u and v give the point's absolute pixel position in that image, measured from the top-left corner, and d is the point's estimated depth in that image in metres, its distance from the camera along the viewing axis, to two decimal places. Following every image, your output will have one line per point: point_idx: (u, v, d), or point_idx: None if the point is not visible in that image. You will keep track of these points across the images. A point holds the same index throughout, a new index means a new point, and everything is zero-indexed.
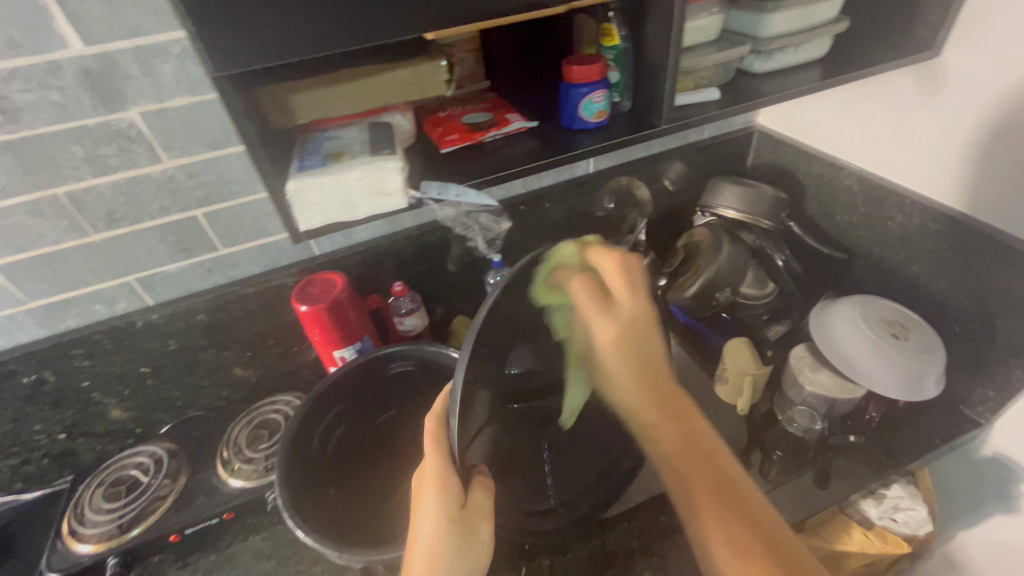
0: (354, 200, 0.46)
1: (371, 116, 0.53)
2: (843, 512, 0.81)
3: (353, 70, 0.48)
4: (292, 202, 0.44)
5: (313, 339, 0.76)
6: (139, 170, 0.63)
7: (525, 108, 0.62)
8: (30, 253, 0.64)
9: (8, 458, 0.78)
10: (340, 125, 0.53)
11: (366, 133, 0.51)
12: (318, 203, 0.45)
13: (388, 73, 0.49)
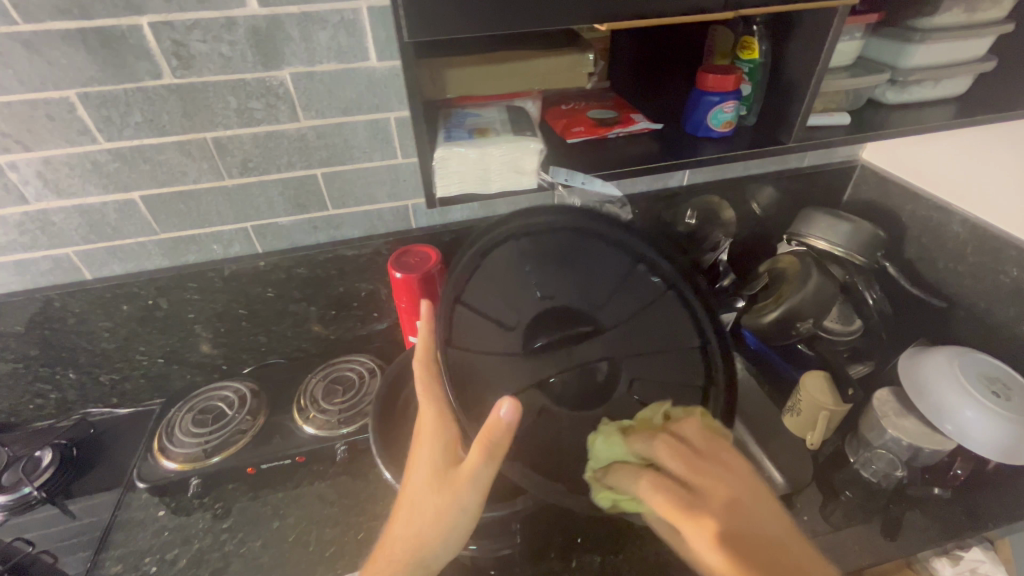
0: (490, 174, 0.49)
1: (507, 99, 0.56)
2: (908, 568, 0.77)
3: (504, 55, 0.50)
4: (436, 168, 0.48)
5: (400, 306, 0.80)
6: (278, 126, 0.68)
7: (646, 111, 0.64)
8: (171, 189, 0.70)
9: (112, 373, 0.85)
10: (479, 104, 0.55)
11: (505, 114, 0.53)
12: (458, 172, 0.48)
13: (536, 62, 0.50)
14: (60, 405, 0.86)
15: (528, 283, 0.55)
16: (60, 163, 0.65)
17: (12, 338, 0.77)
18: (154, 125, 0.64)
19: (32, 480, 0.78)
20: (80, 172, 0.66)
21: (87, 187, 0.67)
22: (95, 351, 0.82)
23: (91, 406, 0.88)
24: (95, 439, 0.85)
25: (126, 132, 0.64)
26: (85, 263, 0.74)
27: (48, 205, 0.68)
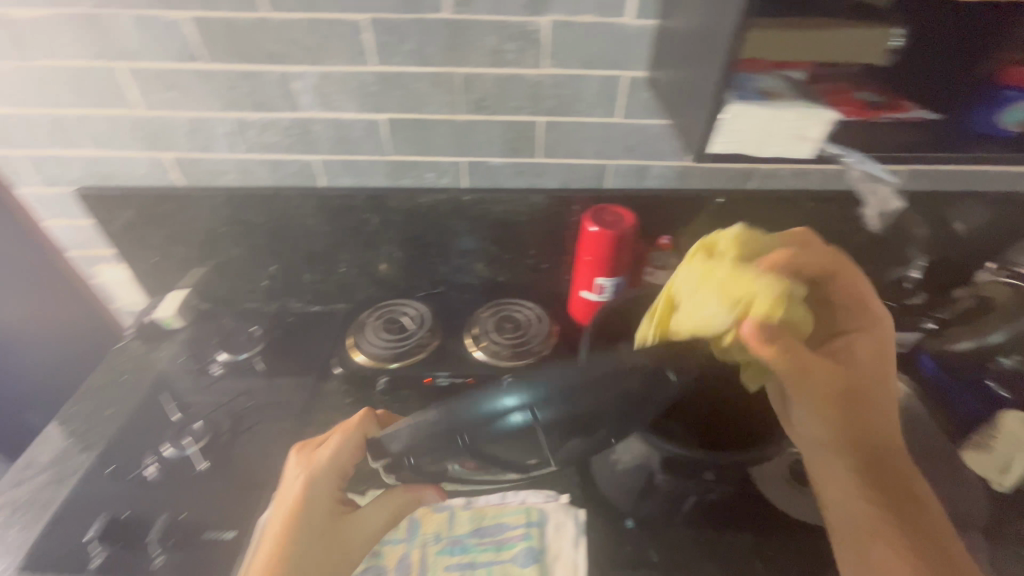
0: (771, 139, 0.50)
1: (781, 67, 0.55)
2: None
3: (818, 20, 0.49)
4: (723, 128, 0.50)
5: (582, 260, 0.83)
6: (522, 70, 0.73)
7: (921, 98, 0.61)
8: (412, 116, 0.77)
9: (314, 274, 0.97)
10: (757, 68, 0.54)
11: (788, 83, 0.52)
12: (741, 133, 0.50)
13: (850, 31, 0.49)
14: (267, 292, 1.00)
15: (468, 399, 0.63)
16: (335, 79, 0.73)
17: (253, 227, 0.90)
18: (420, 55, 0.71)
19: (247, 349, 0.91)
20: (347, 89, 0.75)
21: (349, 103, 0.76)
22: (307, 251, 0.94)
23: (290, 300, 1.00)
24: (292, 327, 0.97)
25: (395, 59, 0.71)
26: (324, 172, 0.84)
27: (313, 115, 0.77)
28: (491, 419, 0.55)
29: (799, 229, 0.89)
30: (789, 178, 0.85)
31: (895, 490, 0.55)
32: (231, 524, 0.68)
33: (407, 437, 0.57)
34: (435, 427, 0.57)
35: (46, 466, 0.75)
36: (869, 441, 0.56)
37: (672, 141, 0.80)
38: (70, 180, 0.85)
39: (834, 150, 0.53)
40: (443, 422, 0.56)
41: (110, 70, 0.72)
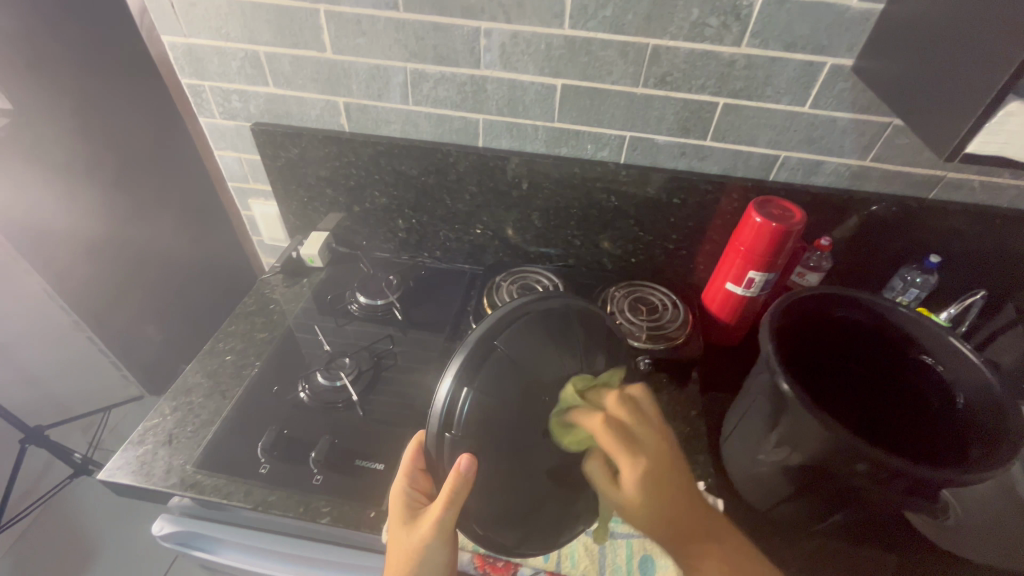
0: None
1: None
2: None
3: None
4: (993, 126, 0.48)
5: (737, 251, 0.80)
6: (718, 47, 0.70)
7: None
8: (590, 85, 0.77)
9: (450, 232, 0.99)
10: None
11: None
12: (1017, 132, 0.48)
13: None
14: (401, 244, 1.03)
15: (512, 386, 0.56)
16: (523, 40, 0.74)
17: (404, 179, 0.93)
18: (616, 22, 0.70)
19: (384, 296, 0.95)
20: (531, 51, 0.75)
21: (529, 65, 0.76)
22: (449, 209, 0.96)
23: (422, 254, 1.04)
24: (422, 280, 1.01)
25: (589, 24, 0.71)
26: (484, 132, 0.86)
27: (490, 74, 0.78)
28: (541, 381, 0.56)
29: (975, 248, 0.82)
30: (976, 191, 0.79)
31: (687, 528, 0.55)
32: (380, 457, 0.73)
33: (473, 377, 0.53)
34: (491, 384, 0.54)
35: (212, 377, 0.82)
36: (686, 520, 0.55)
37: (859, 137, 0.75)
38: (247, 115, 0.91)
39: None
40: (498, 357, 0.55)
41: (310, 12, 0.76)
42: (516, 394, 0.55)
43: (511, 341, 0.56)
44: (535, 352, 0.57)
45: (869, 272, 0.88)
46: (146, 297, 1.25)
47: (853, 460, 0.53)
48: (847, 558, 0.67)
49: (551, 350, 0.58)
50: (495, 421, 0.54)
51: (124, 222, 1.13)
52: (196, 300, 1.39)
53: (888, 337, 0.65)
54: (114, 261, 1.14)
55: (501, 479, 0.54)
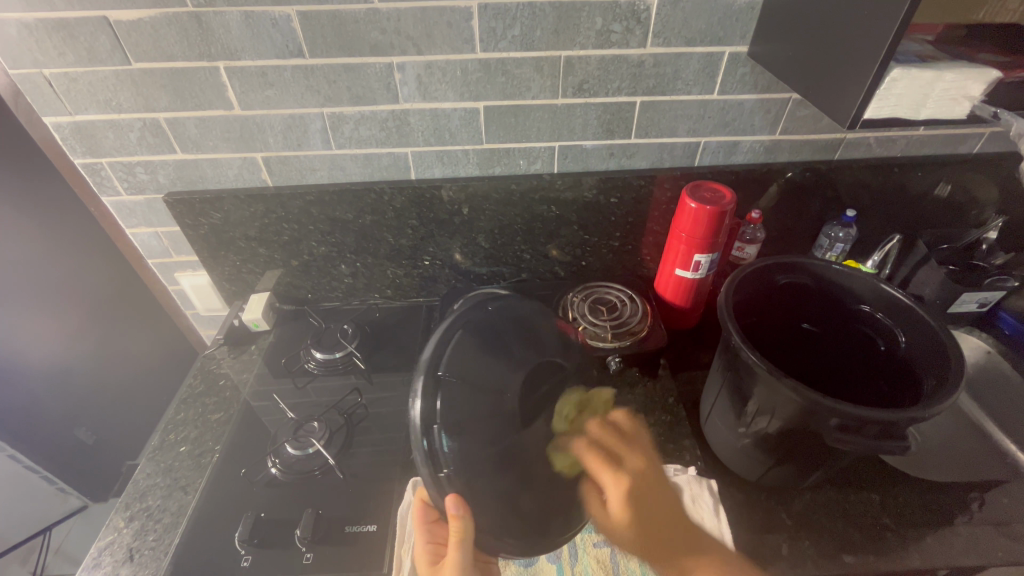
0: (925, 100, 0.55)
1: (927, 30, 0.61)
2: None
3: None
4: (883, 91, 0.54)
5: (679, 239, 0.83)
6: (625, 51, 0.73)
7: None
8: (511, 103, 0.78)
9: (397, 268, 0.97)
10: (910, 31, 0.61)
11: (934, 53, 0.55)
12: (901, 94, 0.54)
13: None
14: (349, 290, 1.00)
15: (458, 404, 0.57)
16: (437, 69, 0.74)
17: (341, 224, 0.89)
18: (526, 40, 0.72)
19: (341, 347, 0.91)
20: (448, 78, 0.75)
21: (448, 93, 0.76)
22: (393, 245, 0.93)
23: (372, 296, 1.01)
24: (379, 323, 0.97)
25: (500, 45, 0.72)
26: (415, 164, 0.84)
27: (411, 107, 0.77)
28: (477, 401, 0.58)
29: (882, 196, 0.90)
30: (872, 146, 0.87)
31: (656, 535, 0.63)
32: (370, 517, 0.69)
33: (435, 399, 0.56)
34: (448, 407, 0.56)
35: (167, 474, 0.75)
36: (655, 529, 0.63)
37: (766, 115, 0.81)
38: (157, 186, 0.85)
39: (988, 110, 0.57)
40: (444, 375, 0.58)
41: (210, 71, 0.72)
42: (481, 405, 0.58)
43: (465, 333, 0.63)
44: (473, 363, 0.60)
45: (798, 234, 0.94)
46: (89, 394, 1.17)
47: (827, 417, 0.56)
48: (837, 506, 0.70)
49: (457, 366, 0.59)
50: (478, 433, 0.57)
51: (68, 322, 1.08)
52: (146, 391, 1.30)
53: (826, 290, 0.70)
54: (48, 367, 1.06)
55: (509, 492, 0.57)
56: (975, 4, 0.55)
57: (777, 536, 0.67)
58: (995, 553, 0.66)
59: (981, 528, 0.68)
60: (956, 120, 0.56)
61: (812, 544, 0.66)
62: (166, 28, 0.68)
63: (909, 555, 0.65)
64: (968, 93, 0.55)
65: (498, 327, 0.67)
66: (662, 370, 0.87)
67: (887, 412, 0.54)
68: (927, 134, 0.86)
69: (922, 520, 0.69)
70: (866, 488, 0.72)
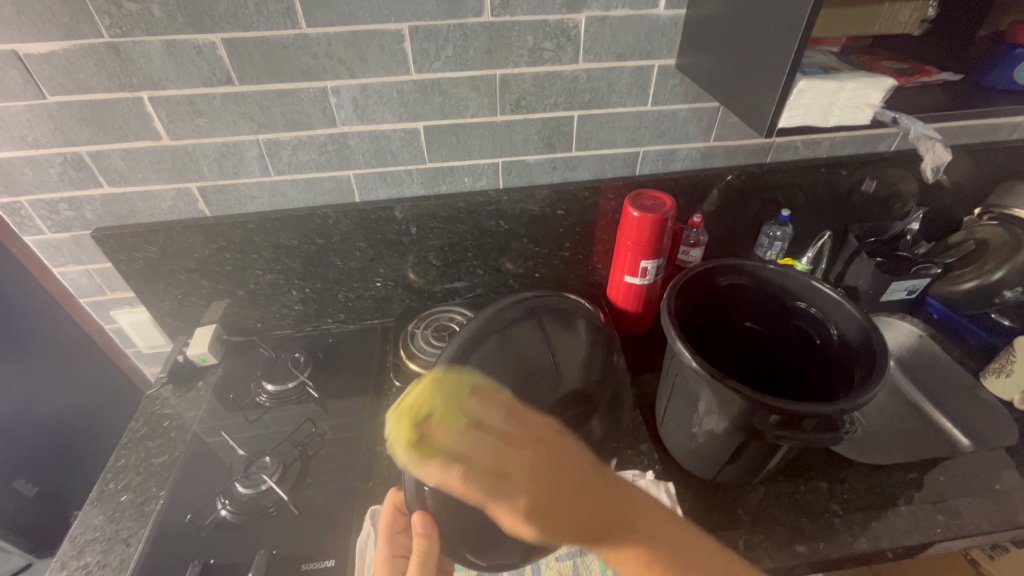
0: (833, 108, 0.58)
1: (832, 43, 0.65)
2: None
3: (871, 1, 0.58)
4: (793, 101, 0.57)
5: (625, 247, 0.85)
6: (558, 68, 0.75)
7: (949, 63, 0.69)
8: (451, 122, 0.78)
9: (348, 292, 0.95)
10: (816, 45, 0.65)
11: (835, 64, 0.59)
12: (809, 104, 0.57)
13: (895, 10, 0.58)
14: (300, 316, 0.97)
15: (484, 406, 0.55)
16: (373, 91, 0.73)
17: (286, 251, 0.87)
18: (460, 60, 0.72)
19: (293, 377, 0.88)
20: (384, 99, 0.74)
21: (386, 114, 0.76)
22: (343, 269, 0.91)
23: (326, 321, 0.99)
24: (333, 349, 0.95)
25: (434, 66, 0.72)
26: (359, 186, 0.84)
27: (349, 130, 0.77)
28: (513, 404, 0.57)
29: (814, 195, 0.94)
30: (801, 149, 0.91)
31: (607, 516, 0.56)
32: (328, 553, 0.67)
33: (439, 417, 0.53)
34: (461, 419, 0.53)
35: (107, 526, 0.71)
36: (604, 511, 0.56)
37: (699, 123, 0.84)
38: (83, 223, 0.81)
39: (891, 114, 0.61)
40: (459, 388, 0.54)
41: (133, 102, 0.69)
42: (492, 415, 0.55)
43: (486, 354, 0.58)
44: (494, 371, 0.57)
45: (739, 235, 0.98)
46: (27, 444, 1.11)
47: (767, 414, 0.58)
48: (789, 498, 0.73)
49: (473, 368, 0.56)
50: (497, 429, 0.55)
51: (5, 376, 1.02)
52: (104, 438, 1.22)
53: (764, 290, 0.73)
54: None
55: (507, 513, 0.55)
56: (870, 18, 0.59)
57: (734, 532, 0.69)
58: (934, 529, 0.69)
59: (922, 506, 0.72)
60: (863, 125, 0.60)
61: (764, 538, 0.68)
62: (82, 59, 0.65)
63: (857, 539, 0.68)
64: (869, 100, 0.58)
65: (535, 347, 0.61)
66: None
67: (821, 406, 0.56)
68: (848, 135, 0.91)
69: (868, 504, 0.72)
70: (815, 477, 0.75)
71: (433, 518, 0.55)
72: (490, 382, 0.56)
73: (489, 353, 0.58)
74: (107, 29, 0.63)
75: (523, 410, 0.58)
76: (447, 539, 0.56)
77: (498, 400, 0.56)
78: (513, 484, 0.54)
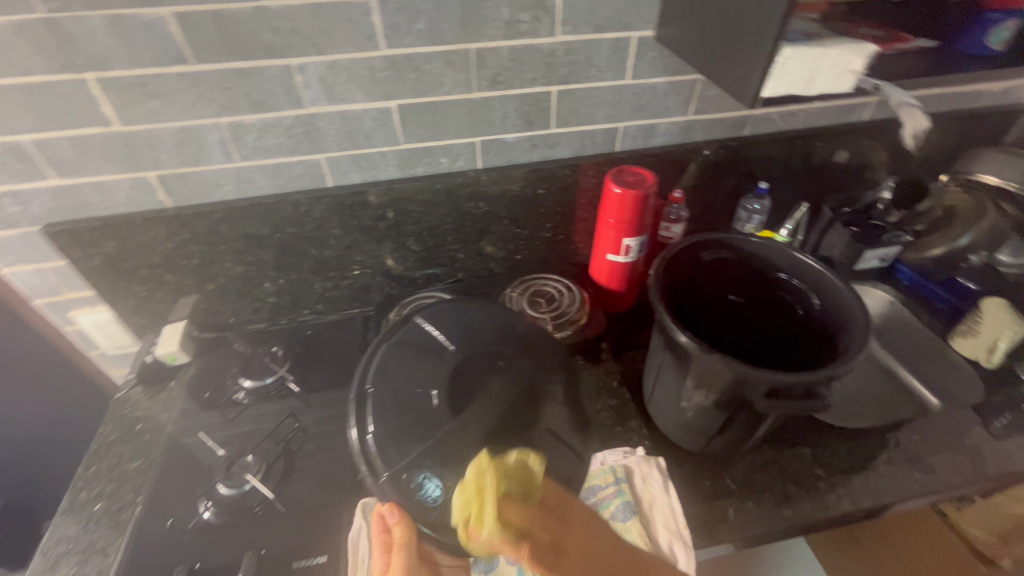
0: (816, 76, 0.57)
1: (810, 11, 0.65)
2: None
3: None
4: (777, 69, 0.56)
5: (607, 224, 0.85)
6: (536, 40, 0.72)
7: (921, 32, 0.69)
8: (425, 100, 0.75)
9: (325, 281, 0.92)
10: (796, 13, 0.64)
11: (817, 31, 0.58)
12: (792, 72, 0.56)
13: None
14: (275, 308, 0.94)
15: (404, 395, 0.65)
16: (342, 68, 0.69)
17: (257, 241, 0.83)
18: (432, 34, 0.69)
19: (271, 372, 0.85)
20: (354, 77, 0.71)
21: (357, 93, 0.72)
22: (319, 258, 0.88)
23: (302, 313, 0.95)
24: (311, 341, 0.92)
25: (406, 40, 0.69)
26: (331, 171, 0.80)
27: (318, 110, 0.73)
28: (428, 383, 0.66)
29: (790, 167, 0.95)
30: (777, 121, 0.91)
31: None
32: (319, 548, 0.66)
33: (367, 420, 0.63)
34: (382, 412, 0.63)
35: (81, 537, 0.67)
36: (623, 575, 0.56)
37: (678, 97, 0.83)
38: (31, 219, 0.75)
39: (870, 83, 0.61)
40: (375, 392, 0.65)
41: (78, 85, 0.64)
42: (408, 402, 0.64)
43: (394, 354, 0.69)
44: (403, 369, 0.67)
45: (719, 210, 0.99)
46: None
47: (755, 385, 0.58)
48: (775, 463, 0.74)
49: (384, 371, 0.67)
50: (412, 414, 0.63)
51: None
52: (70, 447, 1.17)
53: (747, 264, 0.74)
54: None
55: (469, 475, 0.60)
56: None
57: (724, 501, 0.70)
58: (911, 487, 0.72)
59: (900, 466, 0.74)
60: (844, 93, 0.60)
61: (754, 504, 0.70)
62: (16, 38, 0.59)
63: (840, 501, 0.70)
64: (850, 68, 0.58)
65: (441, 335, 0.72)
66: (604, 355, 0.88)
67: (806, 375, 0.57)
68: (822, 106, 0.91)
69: (849, 467, 0.74)
70: (798, 442, 0.77)
71: (399, 506, 0.57)
72: (400, 375, 0.66)
73: (397, 353, 0.69)
74: (42, 3, 0.58)
75: (442, 381, 0.66)
76: (422, 516, 0.58)
77: (399, 397, 0.65)
78: (459, 437, 0.61)
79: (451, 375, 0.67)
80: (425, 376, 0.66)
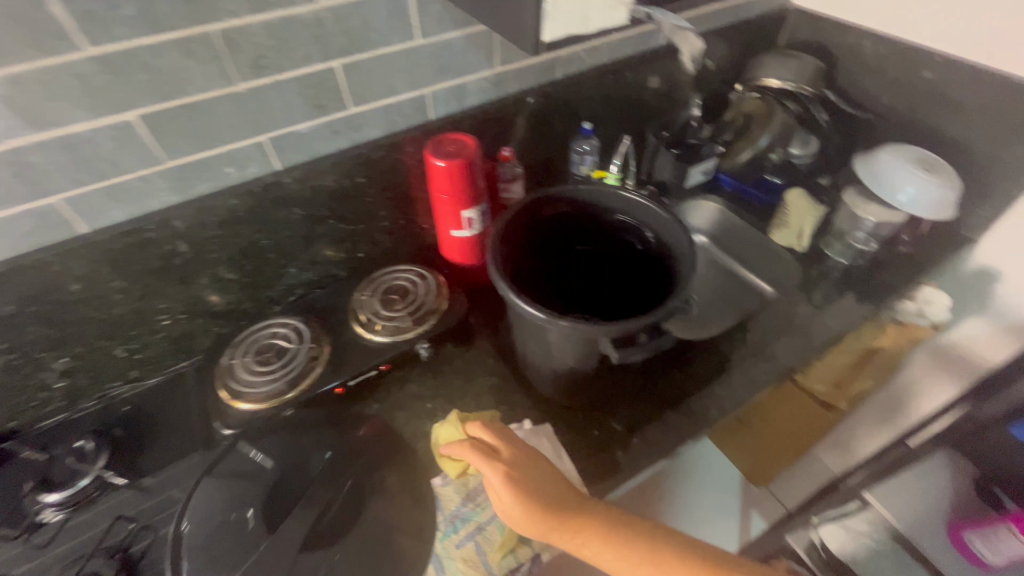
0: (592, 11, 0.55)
1: None
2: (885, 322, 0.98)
3: None
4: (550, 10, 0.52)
5: (441, 201, 0.79)
6: (292, 10, 0.61)
7: None
8: (175, 103, 0.61)
9: (127, 344, 0.75)
10: None
11: None
12: (566, 11, 0.53)
13: None
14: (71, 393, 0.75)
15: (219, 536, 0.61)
16: (33, 83, 0.53)
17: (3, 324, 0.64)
18: (150, 20, 0.54)
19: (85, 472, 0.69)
20: (58, 91, 0.54)
21: (72, 111, 0.56)
22: (105, 320, 0.71)
23: (111, 388, 0.78)
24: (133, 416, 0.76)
25: (115, 33, 0.54)
26: (78, 214, 0.63)
27: (22, 143, 0.55)
28: (244, 510, 0.62)
29: (607, 102, 0.96)
30: (585, 58, 0.90)
31: (566, 512, 0.55)
32: None
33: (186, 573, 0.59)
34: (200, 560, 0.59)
35: None
36: (565, 499, 0.56)
37: (478, 50, 0.78)
38: None
39: (644, 11, 0.59)
40: (188, 536, 0.61)
41: None
42: (222, 538, 0.61)
43: (204, 490, 0.64)
44: (213, 501, 0.63)
45: (553, 158, 0.97)
46: None
47: (604, 339, 0.58)
48: (650, 394, 0.78)
49: (193, 515, 0.62)
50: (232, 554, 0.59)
51: None
52: None
53: (582, 211, 0.73)
54: None
55: None
56: None
57: (612, 446, 0.72)
58: (762, 378, 0.80)
59: (750, 361, 0.82)
60: (624, 25, 0.58)
61: (638, 440, 0.73)
62: None
63: (709, 410, 0.76)
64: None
65: (249, 455, 0.67)
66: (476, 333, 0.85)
67: (645, 315, 0.57)
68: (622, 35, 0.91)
69: (712, 375, 0.80)
70: (667, 367, 0.81)
71: None
72: (205, 513, 0.62)
73: (207, 486, 0.64)
74: None
75: (260, 499, 0.63)
76: None
77: (216, 536, 0.61)
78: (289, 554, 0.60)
79: (269, 489, 0.64)
80: (239, 510, 0.63)
